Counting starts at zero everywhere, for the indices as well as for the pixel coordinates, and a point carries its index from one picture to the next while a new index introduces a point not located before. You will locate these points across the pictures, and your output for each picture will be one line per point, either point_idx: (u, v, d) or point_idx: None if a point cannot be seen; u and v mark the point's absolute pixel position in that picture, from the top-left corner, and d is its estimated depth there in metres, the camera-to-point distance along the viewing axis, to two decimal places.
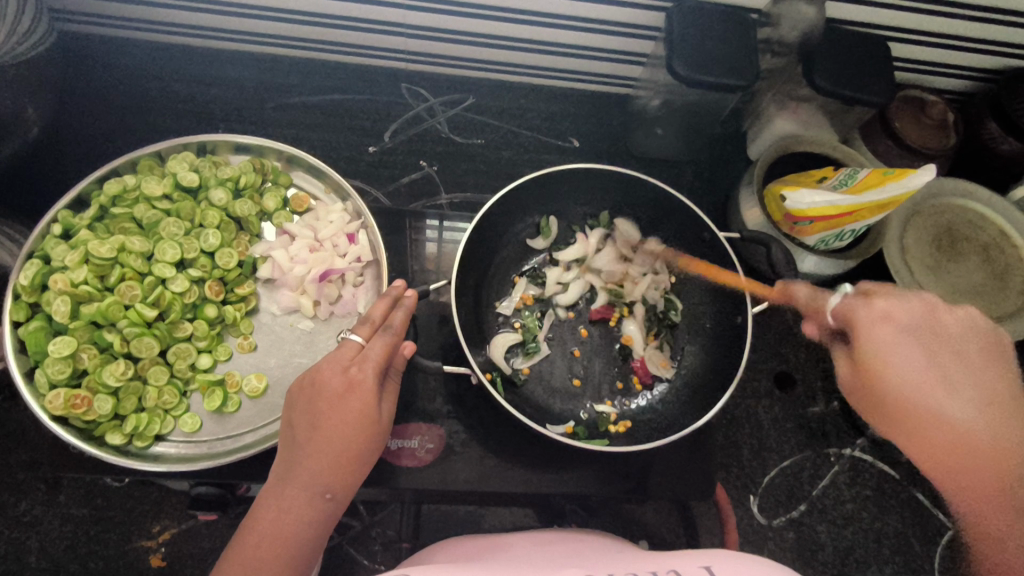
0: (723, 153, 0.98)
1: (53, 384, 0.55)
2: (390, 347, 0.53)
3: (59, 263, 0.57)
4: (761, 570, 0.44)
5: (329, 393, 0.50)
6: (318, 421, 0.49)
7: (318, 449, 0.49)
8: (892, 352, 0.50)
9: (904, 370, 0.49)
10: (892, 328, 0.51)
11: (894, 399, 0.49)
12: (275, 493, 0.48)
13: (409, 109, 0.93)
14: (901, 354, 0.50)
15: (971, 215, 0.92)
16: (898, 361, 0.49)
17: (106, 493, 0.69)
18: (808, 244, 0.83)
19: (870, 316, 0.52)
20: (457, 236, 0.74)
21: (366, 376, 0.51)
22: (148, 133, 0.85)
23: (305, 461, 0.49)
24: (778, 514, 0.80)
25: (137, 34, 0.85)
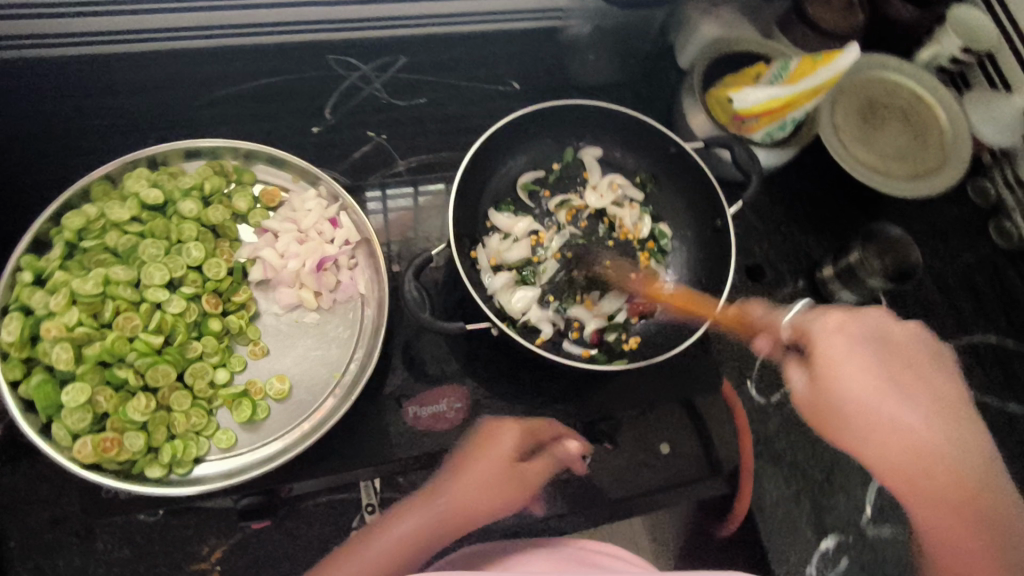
0: (657, 67, 1.00)
1: (76, 434, 0.53)
2: (547, 435, 0.72)
3: (43, 311, 0.54)
4: None
5: (470, 459, 0.67)
6: (458, 472, 0.66)
7: (447, 503, 0.64)
8: (848, 371, 0.62)
9: (858, 388, 0.62)
10: (840, 347, 0.63)
11: (833, 409, 0.63)
12: (404, 515, 0.64)
13: (342, 81, 0.90)
14: (849, 372, 0.62)
15: (886, 84, 1.00)
16: (848, 379, 0.61)
17: (143, 531, 0.67)
18: (756, 140, 0.87)
19: (824, 330, 0.64)
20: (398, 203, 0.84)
21: (507, 457, 0.67)
22: (75, 157, 0.80)
23: (426, 504, 0.64)
24: (772, 390, 0.87)
25: (33, 54, 0.78)
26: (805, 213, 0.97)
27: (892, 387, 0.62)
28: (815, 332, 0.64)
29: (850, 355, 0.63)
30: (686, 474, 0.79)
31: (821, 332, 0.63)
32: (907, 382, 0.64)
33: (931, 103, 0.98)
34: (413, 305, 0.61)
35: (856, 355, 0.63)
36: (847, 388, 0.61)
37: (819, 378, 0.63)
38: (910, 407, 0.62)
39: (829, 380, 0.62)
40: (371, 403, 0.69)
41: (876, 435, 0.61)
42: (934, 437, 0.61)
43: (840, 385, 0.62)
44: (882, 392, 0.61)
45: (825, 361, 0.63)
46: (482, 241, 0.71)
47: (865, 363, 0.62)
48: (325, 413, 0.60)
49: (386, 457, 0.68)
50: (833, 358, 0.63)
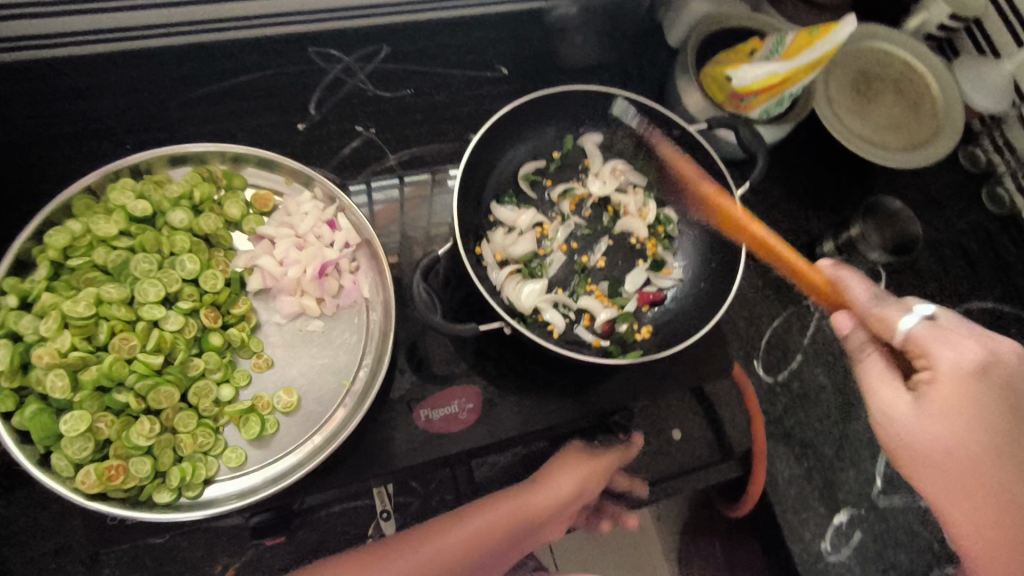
0: (647, 46, 0.98)
1: (78, 464, 0.50)
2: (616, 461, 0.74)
3: (32, 336, 0.51)
4: None
5: (544, 481, 0.67)
6: (532, 484, 0.67)
7: (526, 509, 0.65)
8: (966, 422, 0.50)
9: (960, 446, 0.50)
10: (965, 387, 0.50)
11: (927, 459, 0.51)
12: (472, 516, 0.63)
13: (324, 74, 0.86)
14: (958, 422, 0.50)
15: (878, 54, 0.99)
16: (951, 426, 0.50)
17: (152, 554, 0.65)
18: (753, 118, 0.85)
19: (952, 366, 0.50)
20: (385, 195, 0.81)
21: (591, 471, 0.69)
22: (47, 168, 0.75)
23: (505, 508, 0.64)
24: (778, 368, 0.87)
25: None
26: (803, 189, 0.96)
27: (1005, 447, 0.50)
28: (934, 364, 0.51)
29: (969, 401, 0.50)
30: (697, 455, 0.80)
31: (940, 353, 0.50)
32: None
33: (922, 72, 0.97)
34: (424, 307, 0.59)
35: (976, 407, 0.50)
36: (937, 438, 0.50)
37: (920, 406, 0.51)
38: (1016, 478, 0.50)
39: (919, 413, 0.51)
40: (381, 410, 0.65)
41: (966, 501, 0.50)
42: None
43: (936, 429, 0.50)
44: (991, 456, 0.50)
45: (940, 405, 0.50)
46: (486, 237, 0.69)
47: (982, 415, 0.49)
48: (337, 423, 0.58)
49: (396, 463, 0.64)
50: (948, 399, 0.50)
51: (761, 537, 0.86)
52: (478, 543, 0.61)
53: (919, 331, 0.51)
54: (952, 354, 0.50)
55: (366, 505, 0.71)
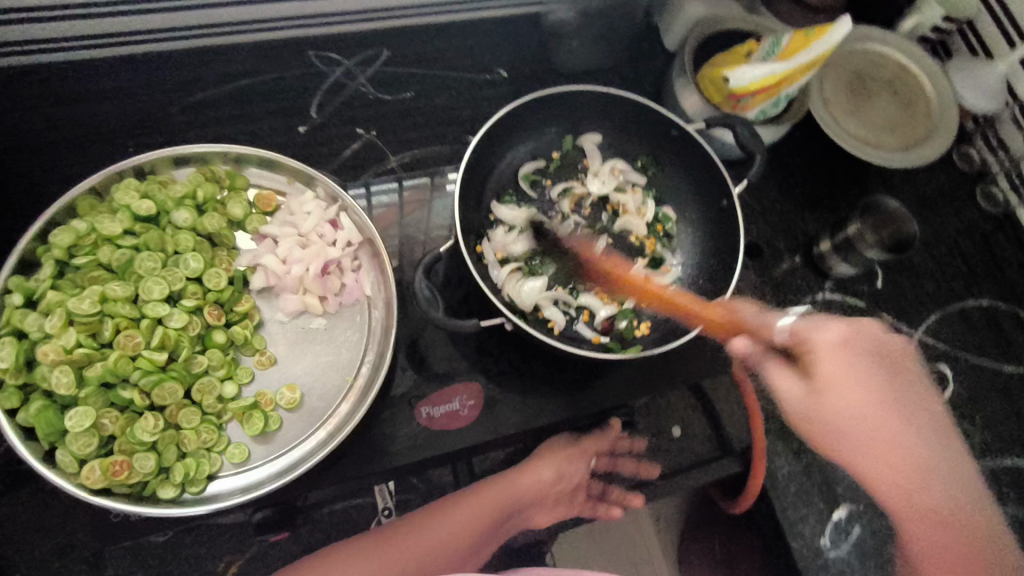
0: (643, 50, 0.99)
1: (83, 459, 0.51)
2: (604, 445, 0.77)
3: (38, 334, 0.52)
4: None
5: (537, 468, 0.71)
6: (522, 471, 0.71)
7: (503, 496, 0.68)
8: (851, 392, 0.59)
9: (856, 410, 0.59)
10: (835, 360, 0.60)
11: (845, 435, 0.59)
12: (466, 499, 0.66)
13: (325, 77, 0.87)
14: (846, 390, 0.59)
15: (872, 57, 1.00)
16: (842, 394, 0.59)
17: (155, 552, 0.66)
18: (749, 118, 0.86)
19: (825, 346, 0.60)
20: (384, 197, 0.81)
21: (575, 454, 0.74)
22: (52, 172, 0.76)
23: (494, 492, 0.68)
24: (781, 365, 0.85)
25: None
26: (798, 188, 0.97)
27: (884, 401, 0.60)
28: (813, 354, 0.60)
29: (848, 374, 0.59)
30: (700, 451, 0.80)
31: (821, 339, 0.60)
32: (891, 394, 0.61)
33: (917, 75, 0.99)
34: (425, 303, 0.60)
35: (851, 370, 0.60)
36: (835, 407, 0.59)
37: (817, 389, 0.60)
38: (897, 418, 0.60)
39: (819, 395, 0.59)
40: (382, 407, 0.66)
41: (866, 451, 0.59)
42: (909, 452, 0.60)
43: (833, 398, 0.59)
44: (874, 408, 0.59)
45: (826, 384, 0.59)
46: (488, 231, 0.69)
47: (858, 380, 0.59)
48: (340, 419, 0.58)
49: (398, 457, 0.65)
50: (829, 376, 0.60)
51: (762, 534, 0.86)
52: (472, 529, 0.64)
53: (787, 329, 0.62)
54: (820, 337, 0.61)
55: (367, 502, 0.71)
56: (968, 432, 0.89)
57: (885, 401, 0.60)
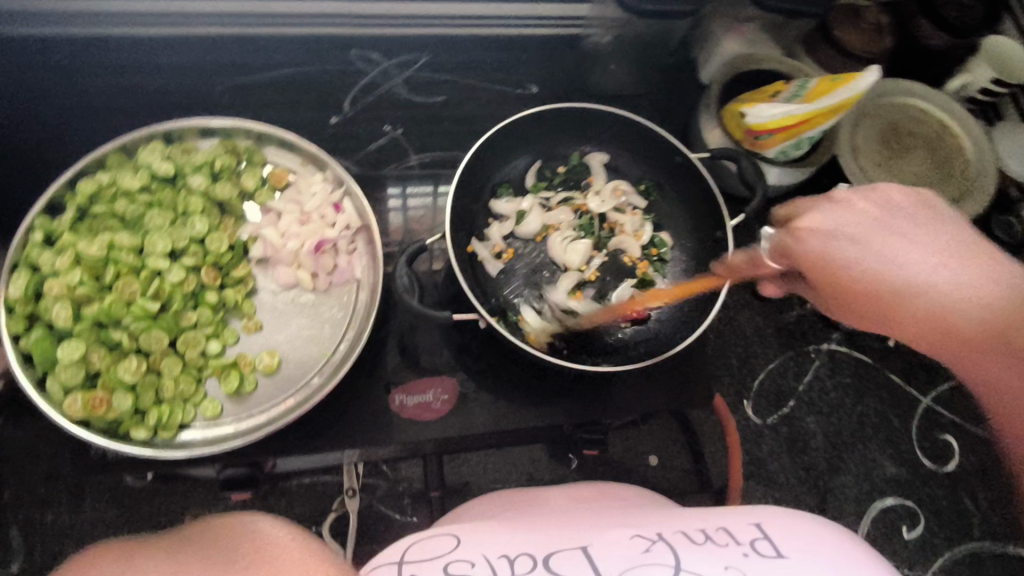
0: (677, 82, 0.99)
1: (68, 389, 0.55)
2: None
3: (49, 270, 0.57)
4: (810, 527, 0.44)
5: None
6: None
7: None
8: (844, 245, 0.49)
9: (874, 255, 0.48)
10: (825, 238, 0.50)
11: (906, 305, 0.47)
12: None
13: (363, 75, 0.91)
14: (843, 251, 0.49)
15: (910, 111, 0.93)
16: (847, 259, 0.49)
17: (131, 494, 0.69)
18: (769, 157, 0.83)
19: (802, 238, 0.51)
20: (420, 197, 0.83)
21: None
22: (103, 131, 0.81)
23: None
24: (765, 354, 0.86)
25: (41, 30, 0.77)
26: None
27: (898, 253, 0.48)
28: (795, 249, 0.51)
29: (852, 243, 0.49)
30: (673, 485, 0.80)
31: (808, 238, 0.51)
32: (894, 244, 0.49)
33: (954, 130, 0.92)
34: (404, 291, 0.62)
35: (862, 232, 0.49)
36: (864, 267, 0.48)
37: (822, 272, 0.50)
38: (916, 262, 0.47)
39: (833, 277, 0.49)
40: (356, 387, 0.68)
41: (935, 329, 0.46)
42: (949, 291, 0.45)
43: (841, 271, 0.49)
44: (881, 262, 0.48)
45: (823, 270, 0.50)
46: (486, 230, 0.72)
47: (886, 233, 0.49)
48: (309, 390, 0.61)
49: (359, 443, 0.66)
50: (822, 260, 0.50)
51: None
52: None
53: (766, 252, 0.55)
54: (815, 217, 0.51)
55: (336, 480, 0.74)
56: (970, 511, 0.82)
57: (891, 232, 0.49)
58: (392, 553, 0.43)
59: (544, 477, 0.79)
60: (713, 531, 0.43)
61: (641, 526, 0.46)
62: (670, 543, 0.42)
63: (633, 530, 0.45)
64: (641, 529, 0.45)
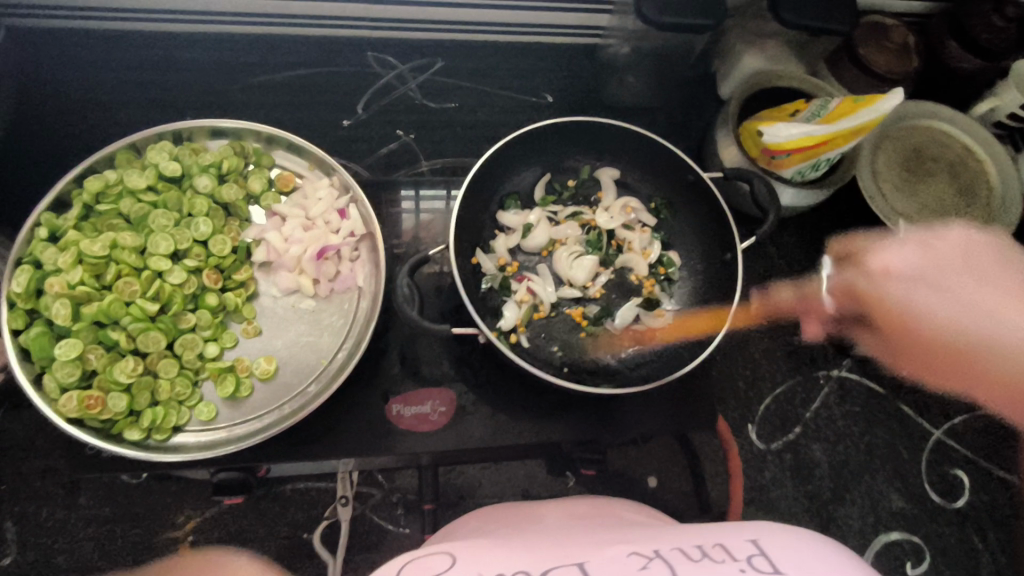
0: (695, 97, 0.97)
1: (64, 388, 0.55)
2: None
3: (51, 267, 0.57)
4: (807, 543, 0.43)
5: None
6: None
7: None
8: (915, 290, 0.64)
9: (937, 304, 0.62)
10: (894, 280, 0.67)
11: (971, 353, 0.60)
12: None
13: (378, 78, 0.90)
14: (916, 296, 0.64)
15: (934, 134, 0.90)
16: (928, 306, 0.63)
17: (126, 491, 0.70)
18: (786, 178, 0.81)
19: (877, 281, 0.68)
20: (432, 204, 0.81)
21: None
22: (114, 126, 0.80)
23: None
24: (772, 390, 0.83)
25: (66, 23, 0.80)
26: None
27: (992, 305, 0.60)
28: (869, 286, 0.69)
29: (910, 288, 0.65)
30: (672, 508, 0.79)
31: (887, 276, 0.67)
32: (991, 293, 0.61)
33: (979, 155, 0.89)
34: (403, 302, 0.61)
35: (925, 279, 0.64)
36: (923, 304, 0.63)
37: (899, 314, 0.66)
38: (991, 310, 0.60)
39: (904, 316, 0.65)
40: (353, 395, 0.67)
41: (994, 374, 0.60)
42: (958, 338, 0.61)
43: (915, 314, 0.64)
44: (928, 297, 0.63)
45: (896, 313, 0.66)
46: (490, 242, 0.72)
47: (982, 275, 0.62)
48: (305, 398, 0.60)
49: (352, 453, 0.65)
50: (882, 296, 0.68)
51: None
52: None
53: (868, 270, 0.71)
54: (893, 262, 0.67)
55: (331, 487, 0.73)
56: (978, 549, 0.80)
57: (979, 283, 0.61)
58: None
59: (540, 493, 0.78)
60: (711, 548, 0.42)
61: (638, 543, 0.45)
62: (668, 561, 0.41)
63: (630, 547, 0.44)
64: (638, 546, 0.44)
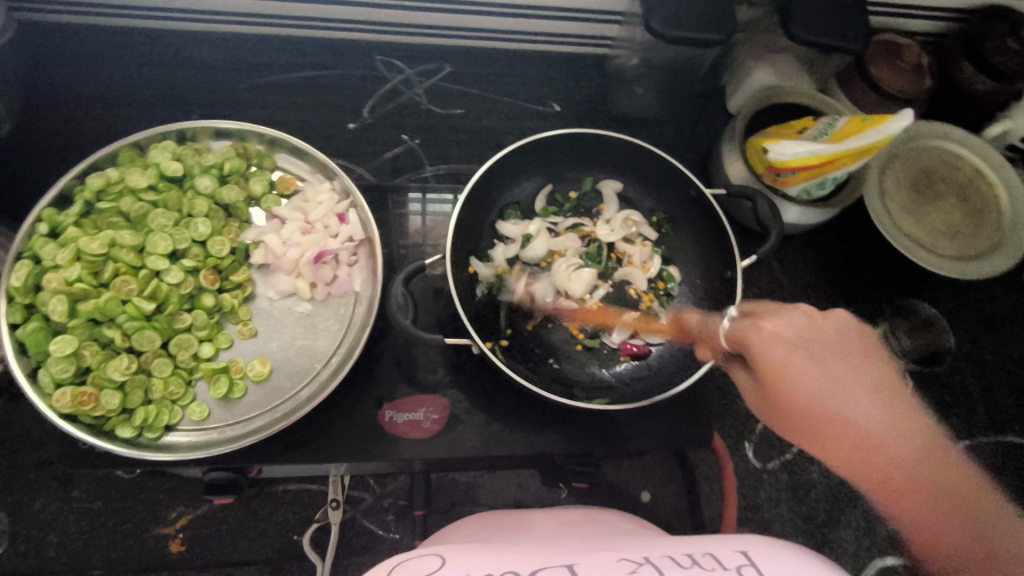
0: (704, 110, 0.96)
1: (59, 383, 0.55)
2: None
3: (50, 263, 0.57)
4: (798, 555, 0.42)
5: None
6: None
7: None
8: (785, 358, 0.51)
9: (803, 375, 0.50)
10: (777, 343, 0.52)
11: (828, 425, 0.49)
12: None
13: (384, 82, 0.90)
14: (799, 371, 0.50)
15: (945, 155, 0.89)
16: (799, 381, 0.50)
17: (119, 486, 0.70)
18: (791, 195, 0.80)
19: (760, 336, 0.53)
20: (440, 208, 0.79)
21: None
22: (120, 122, 0.81)
23: None
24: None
25: (77, 19, 0.81)
26: (845, 275, 0.90)
27: (843, 387, 0.50)
28: (751, 345, 0.53)
29: (791, 356, 0.51)
30: (664, 524, 0.78)
31: (759, 335, 0.53)
32: (855, 388, 0.51)
33: (991, 178, 0.87)
34: (397, 309, 0.61)
35: (797, 350, 0.51)
36: (794, 377, 0.50)
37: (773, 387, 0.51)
38: (880, 409, 0.50)
39: (775, 381, 0.51)
40: (346, 399, 0.67)
41: (832, 446, 0.49)
42: (896, 441, 0.48)
43: (794, 390, 0.50)
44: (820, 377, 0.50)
45: (773, 377, 0.51)
46: (489, 251, 0.72)
47: (828, 358, 0.51)
48: (297, 402, 0.60)
49: (342, 457, 0.65)
50: (764, 360, 0.52)
51: None
52: None
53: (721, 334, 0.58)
54: (767, 321, 0.54)
55: (322, 490, 0.73)
56: None
57: (829, 363, 0.51)
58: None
59: (532, 504, 0.78)
60: (698, 556, 0.42)
61: (626, 550, 0.44)
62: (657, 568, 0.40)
63: (619, 553, 0.43)
64: (627, 553, 0.43)
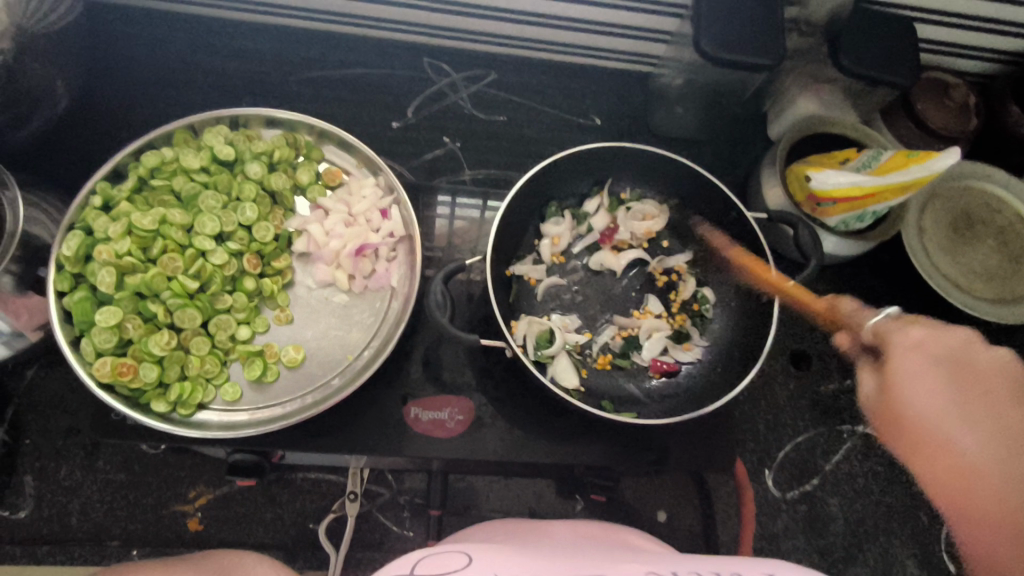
0: (746, 134, 0.96)
1: (100, 353, 0.57)
2: None
3: (101, 235, 0.59)
4: None
5: None
6: None
7: None
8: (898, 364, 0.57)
9: (915, 400, 0.54)
10: (896, 351, 0.58)
11: (930, 442, 0.53)
12: None
13: (431, 84, 0.90)
14: (915, 387, 0.55)
15: (986, 198, 0.88)
16: (914, 395, 0.54)
17: (143, 460, 0.71)
18: (829, 225, 0.80)
19: (902, 344, 0.58)
20: (467, 211, 0.81)
21: None
22: (174, 104, 0.82)
23: None
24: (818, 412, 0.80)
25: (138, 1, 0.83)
26: (879, 308, 0.88)
27: (958, 416, 0.52)
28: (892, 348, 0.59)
29: (916, 372, 0.56)
30: (678, 545, 0.77)
31: (895, 340, 0.59)
32: (992, 422, 0.51)
33: None
34: (435, 307, 0.61)
35: (912, 368, 0.56)
36: (913, 396, 0.54)
37: (888, 392, 0.57)
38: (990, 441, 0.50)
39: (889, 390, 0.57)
40: (374, 392, 0.67)
41: (920, 456, 0.54)
42: (992, 468, 0.49)
43: (906, 405, 0.55)
44: (948, 399, 0.53)
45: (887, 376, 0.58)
46: (524, 258, 0.73)
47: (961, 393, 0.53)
48: (328, 391, 0.61)
49: (367, 450, 0.65)
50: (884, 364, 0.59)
51: None
52: None
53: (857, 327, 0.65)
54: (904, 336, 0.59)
55: (341, 481, 0.74)
56: None
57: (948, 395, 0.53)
58: (397, 568, 0.40)
59: (547, 513, 0.77)
60: None
61: (656, 563, 0.44)
62: None
63: (648, 566, 0.43)
64: (656, 567, 0.43)
